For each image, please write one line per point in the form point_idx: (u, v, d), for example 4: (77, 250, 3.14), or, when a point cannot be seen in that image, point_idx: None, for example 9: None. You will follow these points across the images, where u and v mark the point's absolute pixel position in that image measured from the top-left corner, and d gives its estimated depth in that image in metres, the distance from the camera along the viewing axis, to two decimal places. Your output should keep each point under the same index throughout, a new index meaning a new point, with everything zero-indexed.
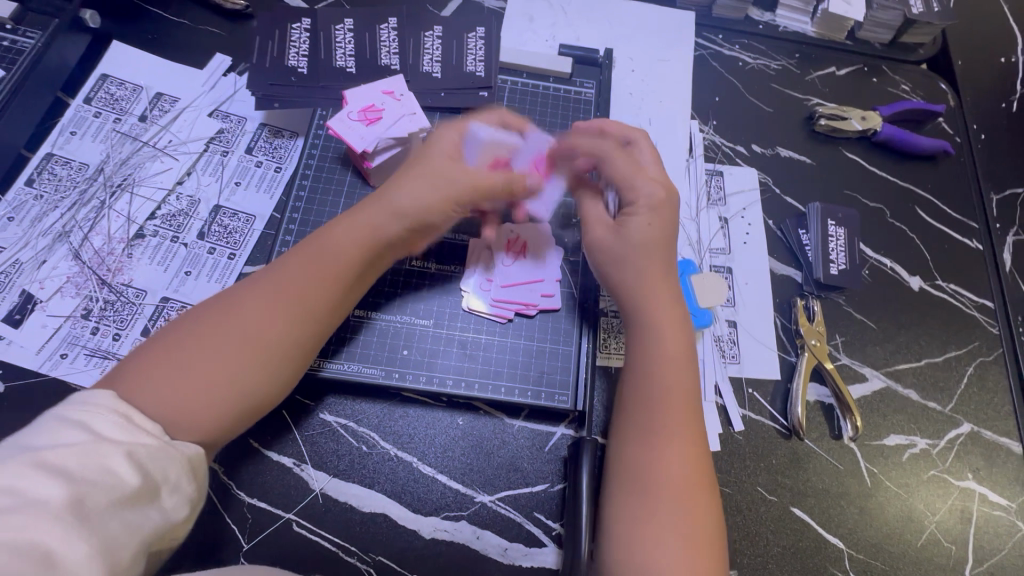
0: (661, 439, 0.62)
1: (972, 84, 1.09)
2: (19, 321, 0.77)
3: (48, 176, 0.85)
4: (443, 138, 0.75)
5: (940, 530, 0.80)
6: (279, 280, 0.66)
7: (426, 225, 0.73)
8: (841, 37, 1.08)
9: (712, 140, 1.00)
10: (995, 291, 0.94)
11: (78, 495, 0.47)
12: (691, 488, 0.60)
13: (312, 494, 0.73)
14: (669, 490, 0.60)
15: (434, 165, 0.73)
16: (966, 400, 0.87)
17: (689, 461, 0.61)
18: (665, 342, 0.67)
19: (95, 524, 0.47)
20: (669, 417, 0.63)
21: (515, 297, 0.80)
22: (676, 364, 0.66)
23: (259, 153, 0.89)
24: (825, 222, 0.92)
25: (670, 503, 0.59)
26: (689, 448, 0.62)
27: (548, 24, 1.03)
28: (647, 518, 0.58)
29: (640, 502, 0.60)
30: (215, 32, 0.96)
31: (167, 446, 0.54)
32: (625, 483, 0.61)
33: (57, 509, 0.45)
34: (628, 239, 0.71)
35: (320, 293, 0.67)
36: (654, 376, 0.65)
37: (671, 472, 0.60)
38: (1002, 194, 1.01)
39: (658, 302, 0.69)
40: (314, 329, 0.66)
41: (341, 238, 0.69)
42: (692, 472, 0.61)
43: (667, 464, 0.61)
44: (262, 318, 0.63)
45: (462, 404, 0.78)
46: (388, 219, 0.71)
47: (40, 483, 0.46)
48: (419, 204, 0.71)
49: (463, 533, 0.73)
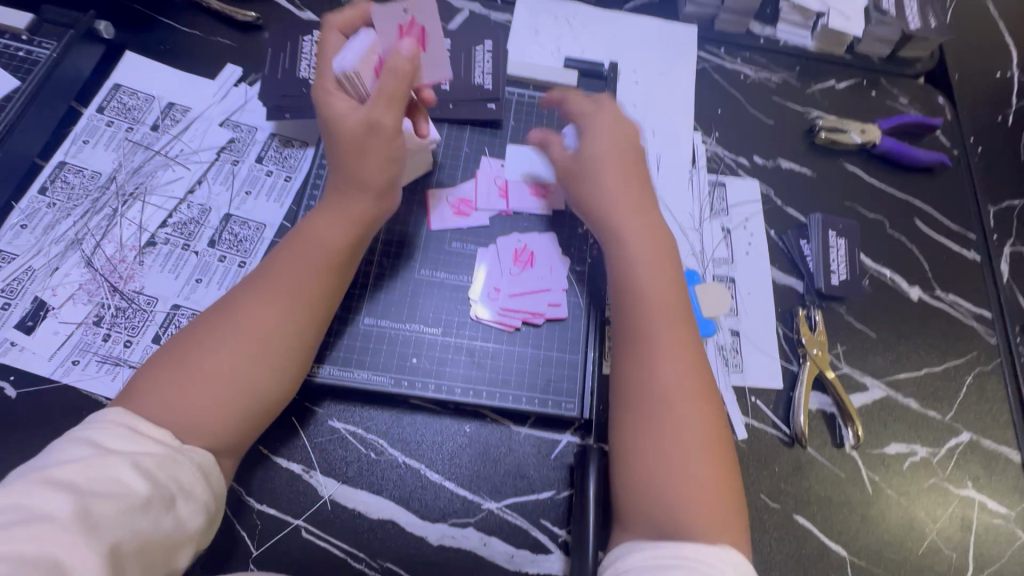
0: (659, 352, 0.67)
1: (969, 98, 1.11)
2: (31, 327, 0.78)
3: (61, 184, 0.86)
4: (330, 100, 0.69)
5: (940, 538, 0.81)
6: (270, 279, 0.67)
7: (391, 185, 0.72)
8: (840, 52, 1.10)
9: (714, 151, 1.01)
10: (993, 301, 0.95)
11: (86, 506, 0.50)
12: (693, 389, 0.65)
13: (321, 501, 0.74)
14: (672, 394, 0.65)
15: (347, 128, 0.68)
16: (965, 409, 0.88)
17: (687, 365, 0.66)
18: (647, 274, 0.72)
19: (101, 534, 0.49)
20: (661, 331, 0.68)
21: (523, 306, 0.81)
22: (661, 281, 0.72)
23: (269, 162, 0.91)
24: (826, 233, 0.94)
25: (679, 409, 0.64)
26: (685, 354, 0.67)
27: (553, 36, 1.05)
28: (658, 426, 0.63)
29: (644, 414, 0.65)
30: (227, 43, 0.97)
31: (178, 452, 0.57)
32: (629, 400, 0.66)
33: (65, 521, 0.48)
34: (599, 161, 0.78)
35: (313, 287, 0.68)
36: (638, 323, 0.69)
37: (675, 398, 0.65)
38: (998, 206, 1.03)
39: (638, 226, 0.75)
40: (301, 315, 0.67)
41: (325, 232, 0.70)
42: (690, 378, 0.66)
43: (666, 372, 0.66)
44: (254, 316, 0.64)
45: (469, 411, 0.79)
46: (361, 198, 0.71)
47: (47, 497, 0.49)
48: (369, 169, 0.70)
49: (470, 540, 0.74)
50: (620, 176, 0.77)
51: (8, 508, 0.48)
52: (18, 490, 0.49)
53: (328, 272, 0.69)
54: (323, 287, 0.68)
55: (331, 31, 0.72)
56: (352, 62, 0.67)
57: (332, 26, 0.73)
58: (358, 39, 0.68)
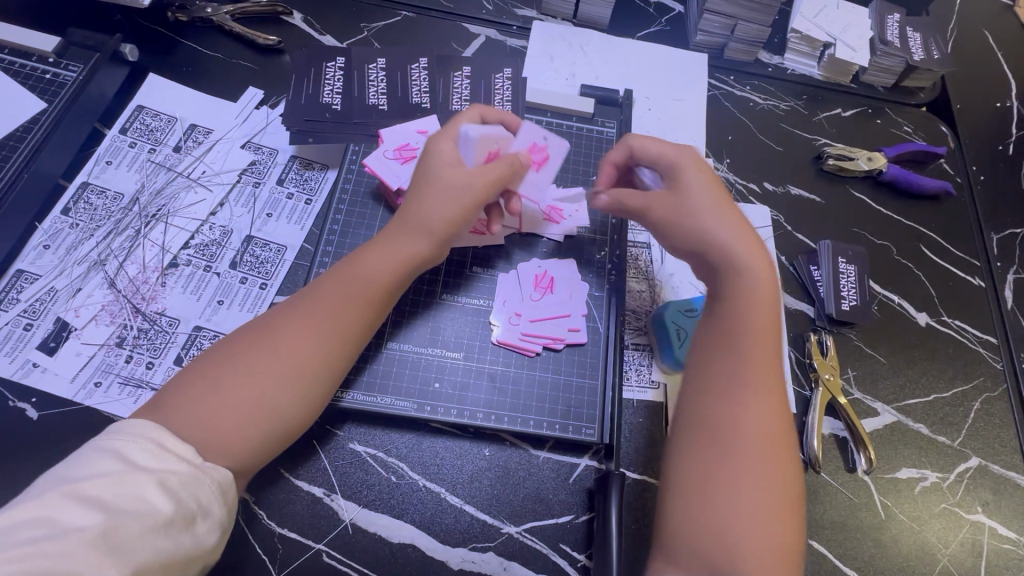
0: (742, 396, 0.64)
1: (971, 127, 1.14)
2: (53, 348, 0.78)
3: (83, 205, 0.87)
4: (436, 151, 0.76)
5: (952, 564, 0.82)
6: (314, 306, 0.69)
7: (452, 237, 0.75)
8: (846, 81, 1.13)
9: (726, 178, 1.03)
10: (998, 328, 0.97)
11: (113, 524, 0.51)
12: (771, 443, 0.62)
13: (342, 525, 0.74)
14: (749, 443, 0.62)
15: (441, 176, 0.74)
16: (974, 435, 0.89)
17: (770, 418, 0.63)
18: (739, 326, 0.67)
19: (127, 551, 0.50)
20: (750, 377, 0.65)
21: (544, 332, 0.82)
22: (763, 328, 0.67)
23: (291, 185, 0.92)
24: (836, 259, 0.96)
25: (749, 457, 0.61)
26: (770, 404, 0.64)
27: (568, 63, 1.08)
28: (729, 471, 0.61)
29: (716, 454, 0.62)
30: (249, 66, 0.99)
31: (199, 471, 0.57)
32: (701, 433, 0.63)
33: (92, 537, 0.49)
34: (699, 200, 0.72)
35: (351, 318, 0.69)
36: (725, 373, 0.65)
37: (755, 466, 0.61)
38: (1002, 234, 1.05)
39: (750, 260, 0.69)
40: (339, 345, 0.68)
41: (374, 262, 0.72)
42: (767, 430, 0.63)
43: (745, 418, 0.63)
44: (294, 341, 0.66)
45: (489, 435, 0.80)
46: (418, 240, 0.73)
47: (76, 513, 0.50)
48: (438, 218, 0.73)
49: (490, 565, 0.74)
50: (719, 212, 0.72)
51: (38, 521, 0.49)
52: (46, 504, 0.50)
53: (368, 306, 0.70)
54: (360, 320, 0.70)
55: (474, 110, 0.81)
56: (475, 135, 0.76)
57: (479, 108, 0.82)
58: (494, 128, 0.78)
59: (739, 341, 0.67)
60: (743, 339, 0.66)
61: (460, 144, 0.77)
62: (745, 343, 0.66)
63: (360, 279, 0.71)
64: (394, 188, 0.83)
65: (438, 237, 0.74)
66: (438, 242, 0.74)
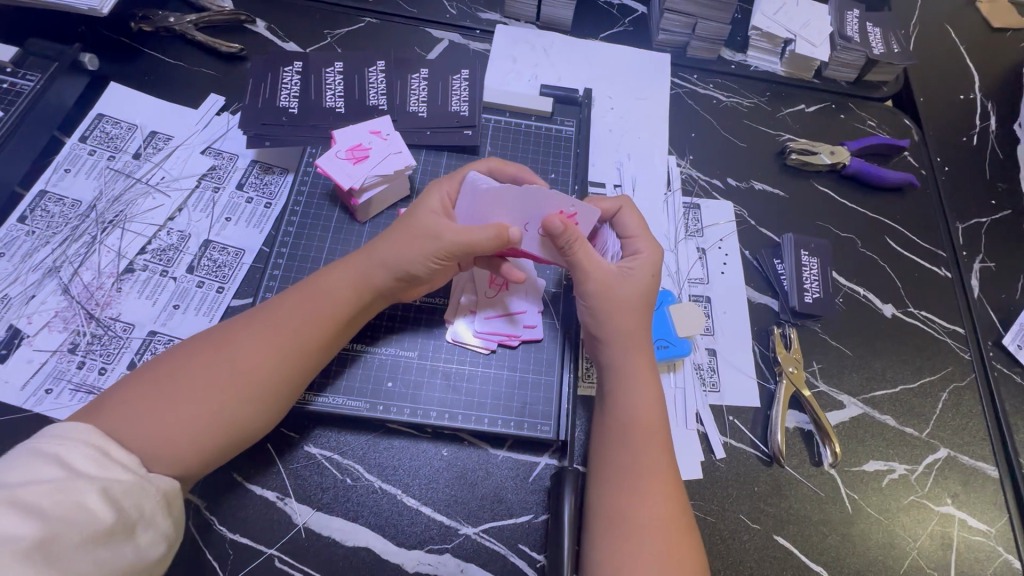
0: (641, 485, 0.67)
1: (935, 120, 1.14)
2: (5, 356, 0.78)
3: (40, 213, 0.87)
4: (434, 197, 0.77)
5: (922, 557, 0.80)
6: (271, 324, 0.68)
7: (413, 277, 0.75)
8: (809, 77, 1.14)
9: (688, 173, 1.03)
10: (966, 319, 0.97)
11: (51, 534, 0.48)
12: (669, 532, 0.65)
13: (295, 529, 0.73)
14: (646, 532, 0.65)
15: (424, 223, 0.75)
16: (941, 425, 0.88)
17: (667, 506, 0.66)
18: (643, 406, 0.72)
19: (65, 562, 0.48)
20: (646, 466, 0.68)
21: (499, 329, 0.82)
22: (652, 416, 0.72)
23: (250, 189, 0.92)
24: (799, 252, 0.95)
25: (651, 542, 0.64)
26: (667, 493, 0.67)
27: (530, 65, 1.08)
28: (626, 560, 0.63)
29: (624, 541, 0.65)
30: (210, 73, 0.99)
31: (144, 480, 0.56)
32: (608, 527, 0.66)
33: (29, 547, 0.46)
34: (619, 307, 0.76)
35: (309, 335, 0.69)
36: (631, 438, 0.70)
37: (653, 523, 0.65)
38: (967, 224, 1.05)
39: (639, 356, 0.75)
40: (301, 363, 0.68)
41: (334, 282, 0.73)
42: (670, 514, 0.66)
43: (644, 502, 0.66)
44: (253, 356, 0.65)
45: (445, 435, 0.79)
46: (378, 265, 0.74)
47: (13, 521, 0.47)
48: (407, 260, 0.73)
49: (447, 567, 0.73)
50: (633, 316, 0.76)
51: None
52: None
53: (329, 324, 0.71)
54: (318, 337, 0.70)
55: (486, 162, 0.83)
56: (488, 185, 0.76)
57: (486, 165, 0.83)
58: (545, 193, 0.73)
59: (634, 406, 0.72)
60: (637, 404, 0.72)
61: (470, 193, 0.77)
62: (641, 407, 0.72)
63: (321, 299, 0.71)
64: (347, 188, 0.81)
65: (400, 273, 0.74)
66: (393, 272, 0.74)
